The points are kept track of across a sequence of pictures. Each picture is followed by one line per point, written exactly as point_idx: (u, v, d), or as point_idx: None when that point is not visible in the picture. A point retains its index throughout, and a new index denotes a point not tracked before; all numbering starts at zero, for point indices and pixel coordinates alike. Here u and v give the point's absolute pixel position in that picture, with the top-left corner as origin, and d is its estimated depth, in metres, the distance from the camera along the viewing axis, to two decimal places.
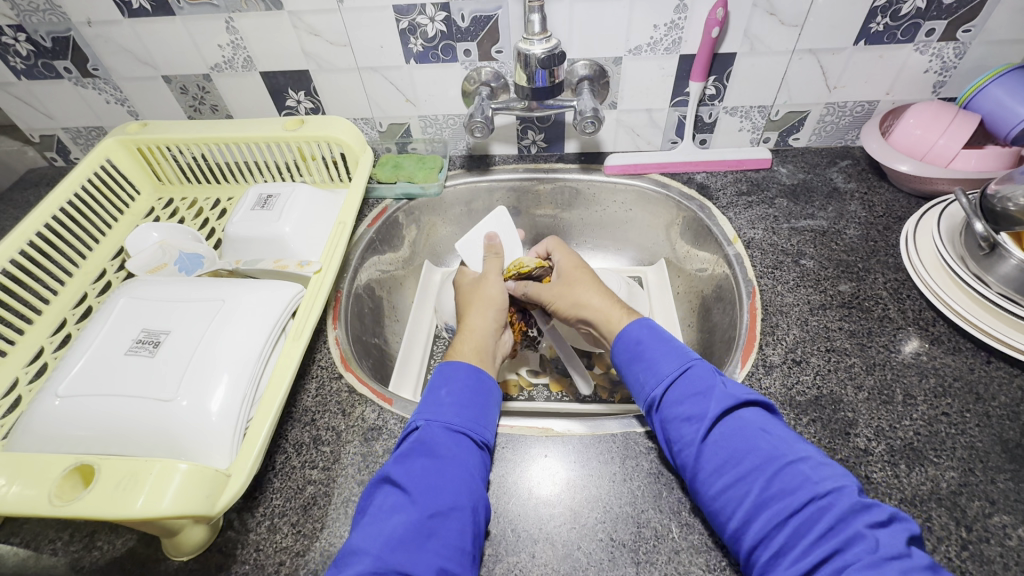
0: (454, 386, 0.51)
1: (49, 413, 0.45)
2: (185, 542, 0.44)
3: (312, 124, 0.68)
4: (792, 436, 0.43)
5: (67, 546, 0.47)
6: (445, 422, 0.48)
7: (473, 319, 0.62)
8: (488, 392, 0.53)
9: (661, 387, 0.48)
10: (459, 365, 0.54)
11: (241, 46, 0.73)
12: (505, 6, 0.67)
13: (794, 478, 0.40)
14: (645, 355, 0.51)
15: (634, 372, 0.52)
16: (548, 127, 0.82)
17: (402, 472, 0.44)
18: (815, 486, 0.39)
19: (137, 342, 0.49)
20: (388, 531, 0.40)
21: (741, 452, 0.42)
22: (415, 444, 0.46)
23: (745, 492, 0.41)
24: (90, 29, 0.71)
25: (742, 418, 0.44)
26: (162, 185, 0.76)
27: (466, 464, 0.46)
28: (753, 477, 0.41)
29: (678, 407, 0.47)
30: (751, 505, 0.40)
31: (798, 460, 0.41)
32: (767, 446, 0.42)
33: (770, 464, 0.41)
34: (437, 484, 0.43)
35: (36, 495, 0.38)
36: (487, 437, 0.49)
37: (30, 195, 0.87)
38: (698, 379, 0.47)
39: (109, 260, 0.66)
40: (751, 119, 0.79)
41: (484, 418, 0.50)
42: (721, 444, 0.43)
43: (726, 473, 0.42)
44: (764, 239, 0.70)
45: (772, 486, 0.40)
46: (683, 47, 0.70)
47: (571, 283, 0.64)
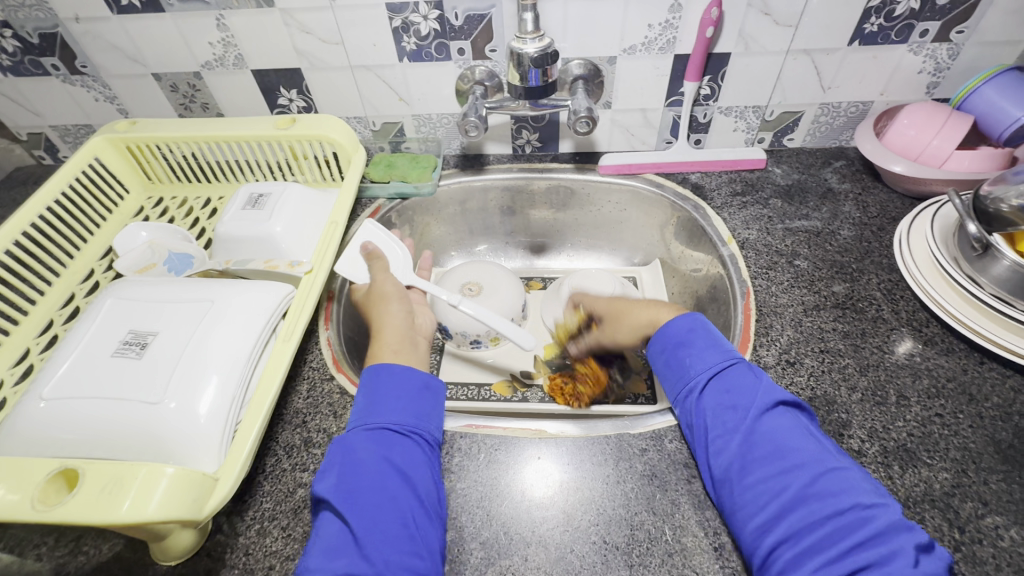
0: (369, 386, 0.50)
1: (34, 416, 0.44)
2: (173, 546, 0.44)
3: (303, 123, 0.68)
4: (833, 446, 0.44)
5: (52, 551, 0.46)
6: (362, 422, 0.47)
7: (386, 318, 0.59)
8: (409, 377, 0.51)
9: (707, 374, 0.48)
10: (387, 366, 0.51)
11: (232, 43, 0.72)
12: (499, 5, 0.67)
13: (836, 483, 0.40)
14: (694, 342, 0.51)
15: (676, 357, 0.51)
16: (543, 127, 0.81)
17: (325, 483, 0.43)
18: (860, 495, 0.39)
19: (125, 343, 0.48)
20: (326, 540, 0.40)
21: (786, 448, 0.42)
22: (334, 450, 0.46)
23: (784, 486, 0.41)
24: (78, 25, 0.70)
25: (789, 419, 0.45)
26: (152, 184, 0.75)
27: (394, 460, 0.45)
28: (795, 474, 0.41)
29: (724, 396, 0.47)
30: (788, 502, 0.40)
31: (842, 468, 0.41)
32: (813, 448, 0.42)
33: (815, 465, 0.41)
34: (360, 487, 0.43)
35: (18, 499, 0.37)
36: (422, 425, 0.48)
37: (18, 194, 0.86)
38: (745, 373, 0.47)
39: (97, 260, 0.66)
40: (746, 119, 0.79)
41: (414, 406, 0.49)
42: (766, 437, 0.43)
43: (768, 465, 0.42)
44: (758, 239, 0.70)
45: (815, 485, 0.40)
46: (677, 46, 0.69)
47: (619, 310, 0.62)
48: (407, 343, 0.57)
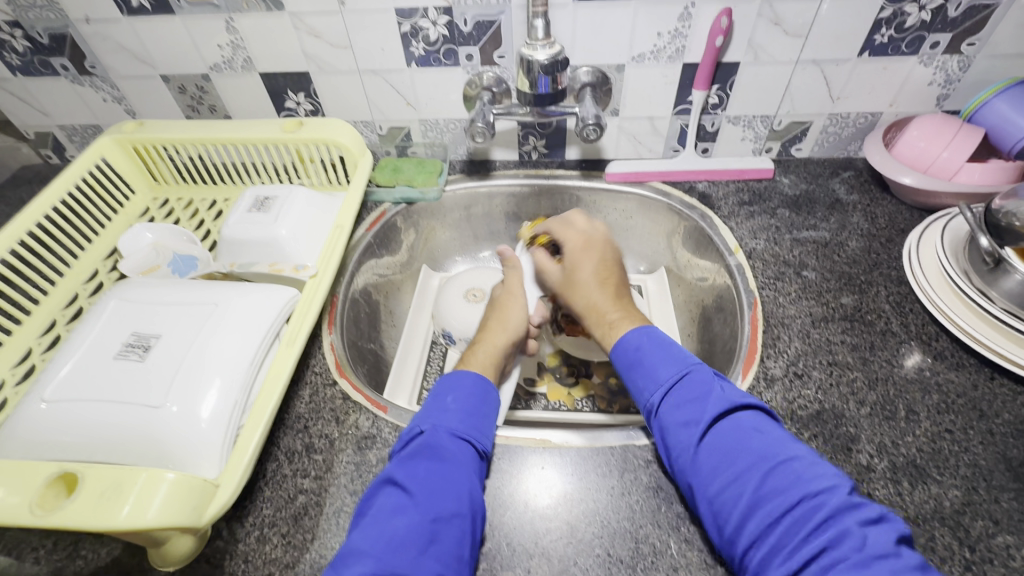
0: (461, 392, 0.51)
1: (35, 417, 0.43)
2: (172, 552, 0.44)
3: (310, 126, 0.68)
4: (786, 438, 0.43)
5: (50, 555, 0.46)
6: (451, 428, 0.48)
7: (491, 336, 0.61)
8: (488, 401, 0.52)
9: (660, 393, 0.48)
10: (466, 374, 0.54)
11: (241, 46, 0.72)
12: (508, 11, 0.66)
13: (787, 477, 0.39)
14: (642, 359, 0.50)
15: (631, 378, 0.51)
16: (550, 133, 0.81)
17: (406, 473, 0.44)
18: (807, 485, 0.38)
19: (127, 346, 0.47)
20: (389, 533, 0.39)
21: (733, 453, 0.42)
22: (420, 447, 0.46)
23: (739, 492, 0.40)
24: (88, 26, 0.71)
25: (736, 424, 0.43)
26: (158, 185, 0.75)
27: (470, 472, 0.46)
28: (748, 476, 0.40)
29: (676, 412, 0.46)
30: (746, 506, 0.39)
31: (790, 459, 0.40)
32: (760, 445, 0.42)
33: (763, 462, 0.40)
34: (441, 489, 0.43)
35: (17, 503, 0.36)
36: (487, 446, 0.49)
37: (24, 193, 0.86)
38: (695, 385, 0.47)
39: (102, 261, 0.65)
40: (754, 128, 0.78)
41: (482, 424, 0.50)
42: (717, 448, 0.43)
43: (722, 474, 0.41)
44: (765, 250, 0.70)
45: (766, 485, 0.39)
46: (686, 55, 0.69)
47: (577, 253, 0.63)
48: (499, 373, 0.58)
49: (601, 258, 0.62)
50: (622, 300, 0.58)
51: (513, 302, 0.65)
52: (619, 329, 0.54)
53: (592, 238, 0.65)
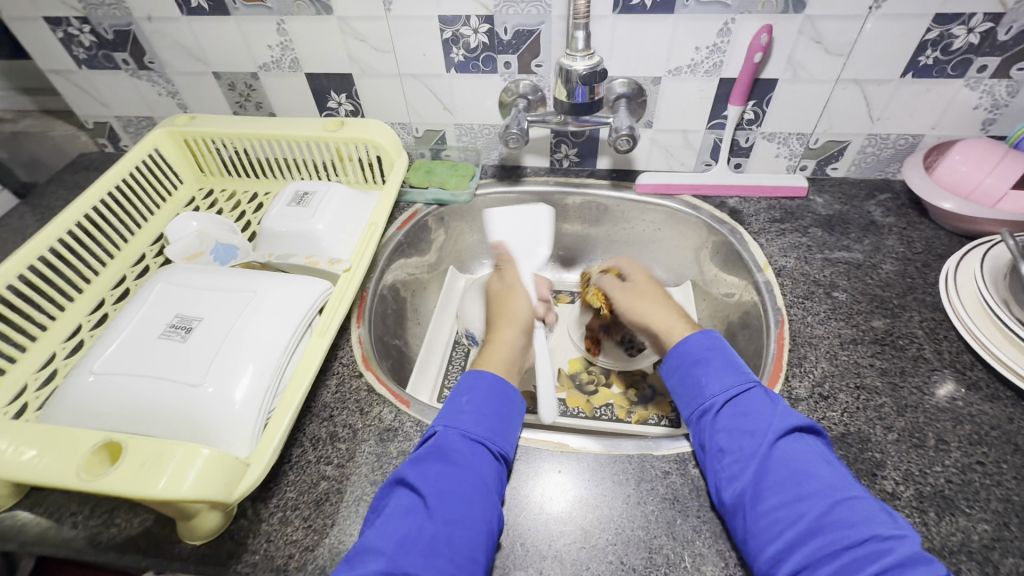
0: (476, 394, 0.52)
1: (82, 388, 0.46)
2: (200, 526, 0.46)
3: (351, 126, 0.70)
4: (849, 476, 0.44)
5: (86, 521, 0.50)
6: (463, 430, 0.49)
7: (505, 335, 0.62)
8: (506, 401, 0.53)
9: (723, 398, 0.49)
10: (483, 374, 0.55)
11: (290, 47, 0.75)
12: (549, 22, 0.68)
13: (853, 513, 0.40)
14: (712, 363, 0.52)
15: (692, 380, 0.52)
16: (582, 142, 0.82)
17: (418, 474, 0.45)
18: (874, 526, 0.39)
19: (171, 326, 0.50)
20: (402, 532, 0.41)
21: (800, 474, 0.43)
22: (431, 449, 0.47)
23: (798, 514, 0.41)
24: (150, 24, 0.75)
25: (802, 446, 0.45)
26: (205, 176, 0.78)
27: (482, 475, 0.46)
28: (810, 502, 0.41)
29: (739, 419, 0.47)
30: (802, 529, 0.40)
31: (856, 498, 0.41)
32: (828, 476, 0.42)
33: (830, 493, 0.41)
34: (452, 492, 0.44)
35: (65, 468, 0.38)
36: (503, 450, 0.50)
37: (80, 179, 0.92)
38: (760, 400, 0.48)
39: (149, 245, 0.69)
40: (789, 146, 0.78)
41: (496, 426, 0.51)
42: (780, 465, 0.44)
43: (781, 494, 0.42)
44: (795, 268, 0.69)
45: (829, 515, 0.40)
46: (724, 70, 0.69)
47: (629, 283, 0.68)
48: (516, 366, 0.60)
49: (659, 287, 0.67)
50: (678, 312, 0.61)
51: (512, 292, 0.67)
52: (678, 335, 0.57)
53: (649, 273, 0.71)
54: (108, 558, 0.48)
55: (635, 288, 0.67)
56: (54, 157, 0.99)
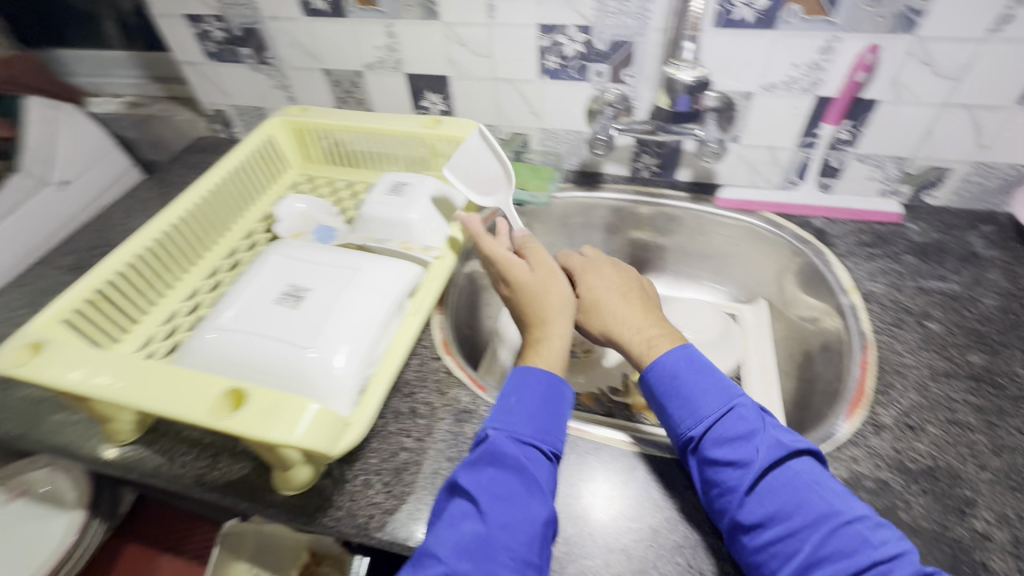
0: (526, 394, 0.52)
1: (209, 341, 0.51)
2: (292, 479, 0.50)
3: (447, 124, 0.74)
4: (843, 491, 0.43)
5: (195, 462, 0.55)
6: (515, 431, 0.49)
7: (560, 327, 0.59)
8: (561, 399, 0.53)
9: (702, 427, 0.48)
10: (537, 371, 0.54)
11: (395, 49, 0.81)
12: (646, 34, 0.70)
13: (849, 540, 0.40)
14: (684, 390, 0.50)
15: (668, 406, 0.51)
16: (665, 153, 0.82)
17: (472, 480, 0.45)
18: (875, 550, 0.39)
19: (284, 294, 0.54)
20: (459, 537, 0.42)
21: (791, 506, 0.42)
22: (485, 452, 0.48)
23: (795, 548, 0.40)
24: (274, 23, 0.82)
25: (789, 472, 0.44)
26: (308, 163, 0.85)
27: (535, 477, 0.46)
28: (807, 532, 0.41)
29: (720, 450, 0.46)
30: (801, 564, 0.40)
31: (853, 520, 0.40)
32: (821, 501, 0.42)
33: (825, 521, 0.41)
34: (507, 496, 0.44)
35: (197, 408, 0.43)
36: (556, 449, 0.50)
37: (196, 160, 1.02)
38: (741, 422, 0.47)
39: (257, 221, 0.75)
40: (884, 169, 0.75)
41: (551, 426, 0.50)
42: (770, 495, 0.43)
43: (774, 525, 0.42)
44: (884, 294, 0.67)
45: (827, 545, 0.40)
46: (821, 88, 0.68)
47: (593, 268, 0.67)
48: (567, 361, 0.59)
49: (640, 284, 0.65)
50: (660, 321, 0.60)
51: (553, 285, 0.62)
52: (659, 350, 0.55)
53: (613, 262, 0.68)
54: (212, 497, 0.53)
55: (637, 288, 0.65)
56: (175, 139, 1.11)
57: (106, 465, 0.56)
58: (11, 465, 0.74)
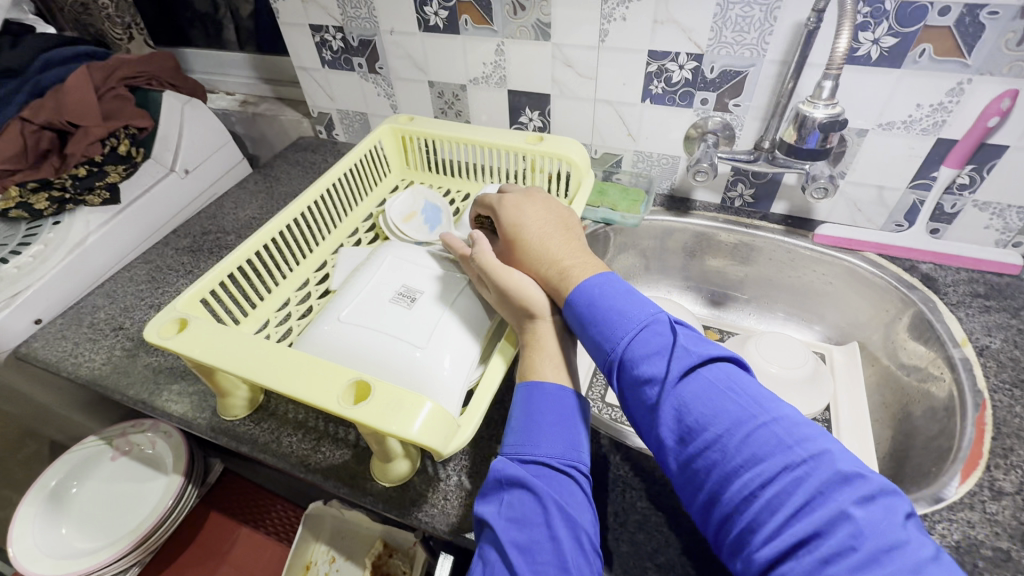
0: (526, 408, 0.48)
1: (329, 333, 0.54)
2: (393, 471, 0.53)
3: (549, 142, 0.76)
4: (763, 394, 0.40)
5: (300, 442, 0.59)
6: (520, 452, 0.45)
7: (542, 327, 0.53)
8: (571, 409, 0.48)
9: (619, 348, 0.45)
10: (541, 386, 0.49)
11: (502, 66, 0.84)
12: (759, 65, 0.69)
13: (766, 444, 0.37)
14: (600, 314, 0.48)
15: (590, 333, 0.48)
16: (762, 184, 0.81)
17: (488, 511, 0.43)
18: (794, 453, 0.36)
19: (398, 294, 0.57)
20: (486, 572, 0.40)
21: (707, 417, 0.39)
22: (492, 478, 0.45)
23: (715, 461, 0.38)
24: (390, 36, 0.88)
25: (704, 380, 0.41)
26: (408, 169, 0.89)
27: (554, 496, 0.42)
28: (725, 442, 0.38)
29: (637, 369, 0.44)
30: (722, 476, 0.37)
31: (770, 423, 0.38)
32: (737, 407, 0.39)
33: (741, 428, 0.38)
34: (524, 522, 0.41)
35: (327, 394, 0.46)
36: (574, 461, 0.45)
37: (299, 158, 1.08)
38: (655, 337, 0.45)
39: (362, 222, 0.80)
40: (1004, 218, 0.71)
41: (567, 437, 0.46)
42: (689, 407, 0.40)
43: (694, 441, 0.39)
44: (1002, 350, 0.63)
45: (744, 453, 0.37)
46: (944, 129, 0.66)
47: (513, 204, 0.63)
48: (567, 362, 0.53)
49: (567, 217, 0.62)
50: (580, 247, 0.57)
51: (510, 283, 0.54)
52: (576, 275, 0.52)
53: (538, 195, 0.64)
54: (315, 478, 0.56)
55: (560, 223, 0.60)
56: (278, 137, 1.18)
57: (219, 435, 0.61)
58: (119, 426, 0.83)
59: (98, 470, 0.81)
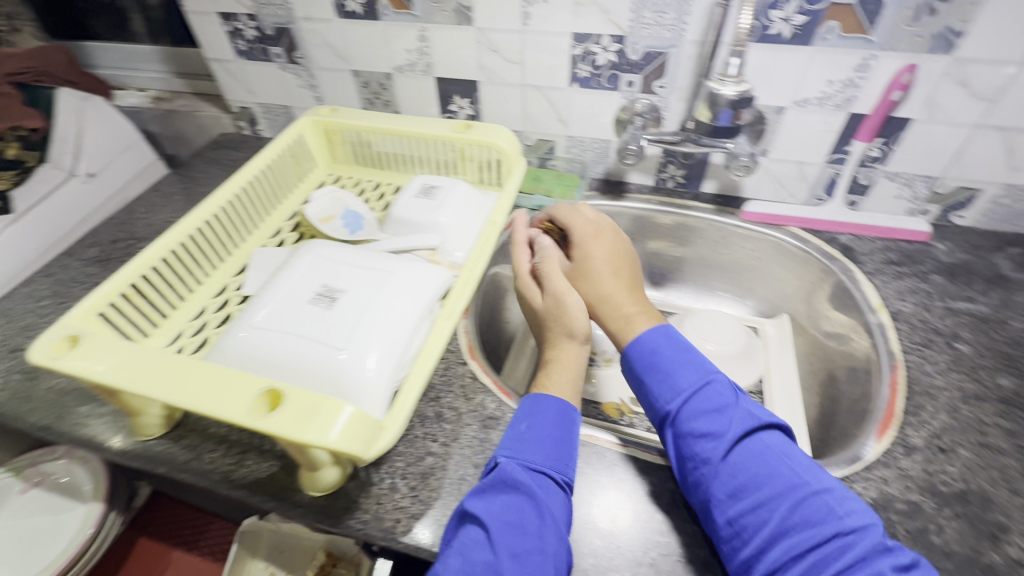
0: (537, 420, 0.51)
1: (243, 342, 0.51)
2: (321, 479, 0.50)
3: (477, 129, 0.74)
4: (812, 465, 0.44)
5: (222, 458, 0.55)
6: (525, 460, 0.47)
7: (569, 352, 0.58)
8: (572, 426, 0.52)
9: (679, 401, 0.49)
10: (545, 400, 0.53)
11: (426, 52, 0.81)
12: (679, 46, 0.70)
13: (815, 510, 0.41)
14: (663, 361, 0.52)
15: (649, 380, 0.52)
16: (691, 164, 0.82)
17: (481, 506, 0.44)
18: (841, 521, 0.40)
19: (318, 294, 0.55)
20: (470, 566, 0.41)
21: (761, 477, 0.43)
22: (495, 480, 0.47)
23: (764, 519, 0.42)
24: (307, 23, 0.83)
25: (760, 443, 0.45)
26: (335, 163, 0.85)
27: (548, 505, 0.45)
28: (776, 503, 0.42)
29: (693, 423, 0.47)
30: (769, 533, 0.41)
31: (820, 492, 0.42)
32: (790, 473, 0.43)
33: (793, 492, 0.42)
34: (517, 525, 0.43)
35: (235, 407, 0.43)
36: (568, 477, 0.48)
37: (220, 156, 1.02)
38: (715, 395, 0.48)
39: (285, 221, 0.76)
40: (913, 187, 0.75)
41: (562, 454, 0.49)
42: (740, 466, 0.44)
43: (744, 498, 0.43)
44: (912, 313, 0.66)
45: (794, 515, 0.41)
46: (855, 105, 0.68)
47: (594, 234, 0.65)
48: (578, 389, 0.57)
49: (635, 265, 0.65)
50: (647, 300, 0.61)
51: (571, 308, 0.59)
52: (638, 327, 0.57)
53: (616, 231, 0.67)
54: (240, 494, 0.53)
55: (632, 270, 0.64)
56: (197, 134, 1.11)
57: (132, 458, 0.56)
58: (27, 455, 0.77)
59: (4, 505, 0.74)
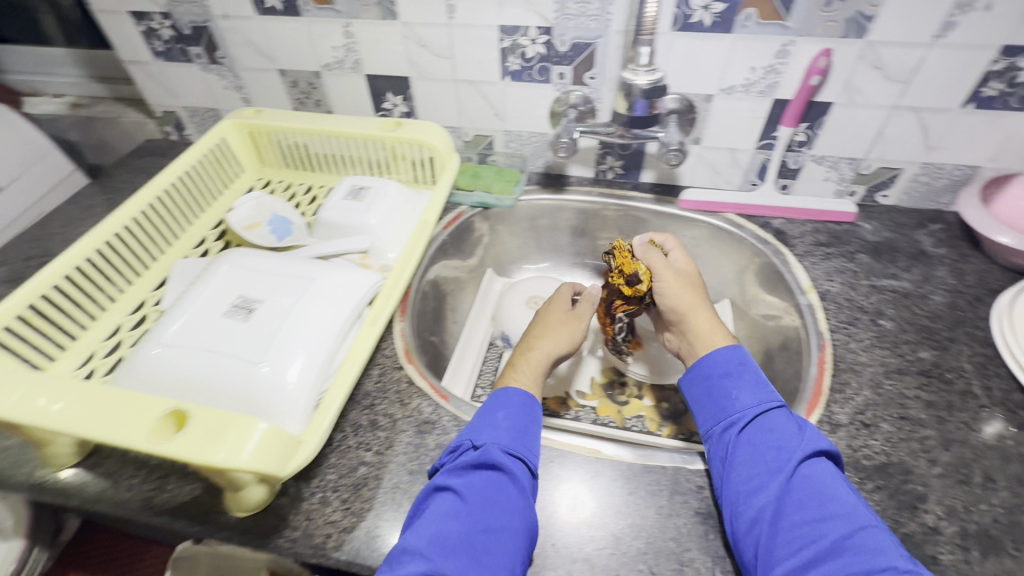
0: (511, 410, 0.52)
1: (151, 360, 0.48)
2: (245, 499, 0.47)
3: (407, 127, 0.73)
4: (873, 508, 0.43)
5: (142, 484, 0.52)
6: (506, 445, 0.48)
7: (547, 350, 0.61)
8: (534, 417, 0.53)
9: (753, 413, 0.50)
10: (511, 392, 0.54)
11: (353, 49, 0.79)
12: (606, 36, 0.69)
13: (874, 541, 0.39)
14: (750, 377, 0.53)
15: (721, 388, 0.53)
16: (628, 155, 0.83)
17: (459, 480, 0.45)
18: (897, 558, 0.38)
19: (234, 306, 0.52)
20: (438, 533, 0.41)
21: (829, 496, 0.43)
22: (473, 459, 0.47)
23: (822, 533, 0.41)
24: (225, 22, 0.79)
25: (831, 470, 0.45)
26: (264, 167, 0.82)
27: (522, 487, 0.46)
28: (835, 525, 0.41)
29: (766, 435, 0.48)
30: (822, 549, 0.40)
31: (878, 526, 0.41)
32: (853, 501, 0.42)
33: (856, 518, 0.41)
34: (493, 501, 0.44)
35: (136, 430, 0.40)
36: (536, 464, 0.49)
37: (146, 163, 0.97)
38: (792, 421, 0.49)
39: (209, 230, 0.73)
40: (839, 170, 0.77)
41: (525, 441, 0.50)
42: (806, 484, 0.44)
43: (805, 511, 0.42)
44: (840, 293, 0.68)
45: (852, 538, 0.40)
46: (779, 90, 0.69)
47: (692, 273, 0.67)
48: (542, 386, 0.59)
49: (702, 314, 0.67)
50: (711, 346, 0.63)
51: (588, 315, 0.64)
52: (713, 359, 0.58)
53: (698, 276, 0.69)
54: (161, 520, 0.50)
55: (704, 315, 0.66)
56: (121, 141, 1.05)
57: (42, 491, 0.53)
58: None
59: None
